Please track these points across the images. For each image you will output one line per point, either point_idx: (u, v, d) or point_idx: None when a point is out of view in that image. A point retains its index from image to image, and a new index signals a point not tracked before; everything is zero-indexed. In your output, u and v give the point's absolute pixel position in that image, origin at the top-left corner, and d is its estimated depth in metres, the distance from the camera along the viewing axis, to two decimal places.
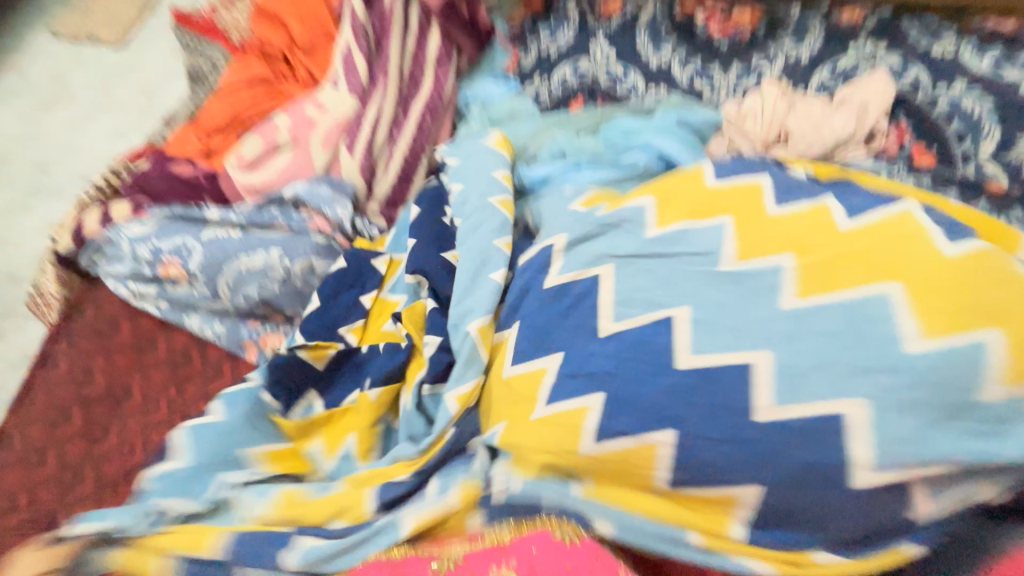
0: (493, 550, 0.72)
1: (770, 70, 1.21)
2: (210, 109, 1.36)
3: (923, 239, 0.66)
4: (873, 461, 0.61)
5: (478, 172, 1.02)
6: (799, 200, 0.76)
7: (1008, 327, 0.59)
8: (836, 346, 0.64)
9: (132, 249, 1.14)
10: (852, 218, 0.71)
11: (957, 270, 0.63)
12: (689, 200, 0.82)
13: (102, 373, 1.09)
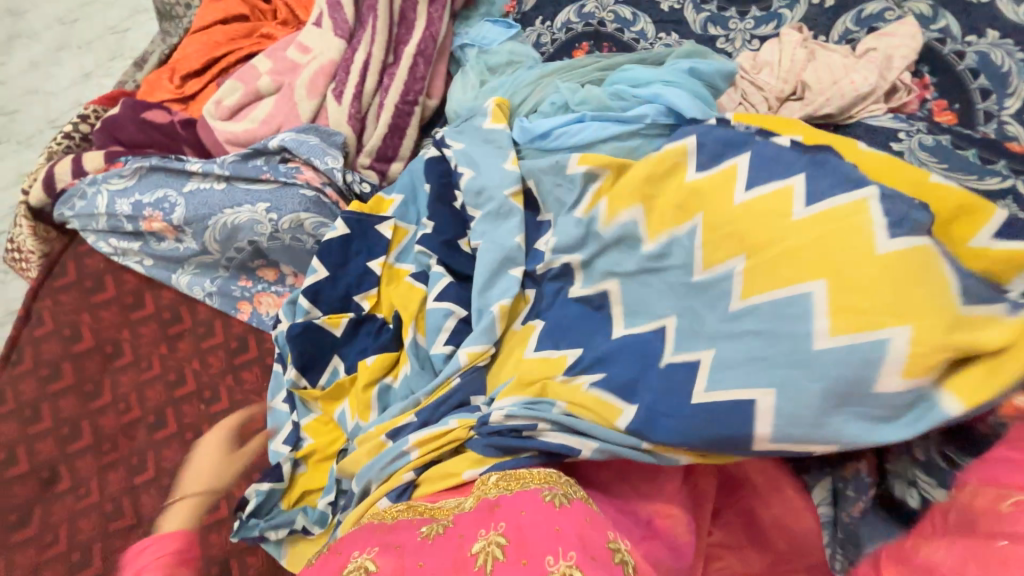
0: (482, 512, 0.64)
1: (791, 17, 1.12)
2: (184, 50, 1.25)
3: (861, 232, 0.60)
4: (770, 435, 0.61)
5: (486, 157, 0.96)
6: (767, 181, 0.68)
7: (920, 324, 0.55)
8: (761, 344, 0.63)
9: (110, 202, 1.08)
10: (808, 207, 0.64)
11: (881, 269, 0.57)
12: (660, 193, 0.76)
13: (90, 330, 1.07)
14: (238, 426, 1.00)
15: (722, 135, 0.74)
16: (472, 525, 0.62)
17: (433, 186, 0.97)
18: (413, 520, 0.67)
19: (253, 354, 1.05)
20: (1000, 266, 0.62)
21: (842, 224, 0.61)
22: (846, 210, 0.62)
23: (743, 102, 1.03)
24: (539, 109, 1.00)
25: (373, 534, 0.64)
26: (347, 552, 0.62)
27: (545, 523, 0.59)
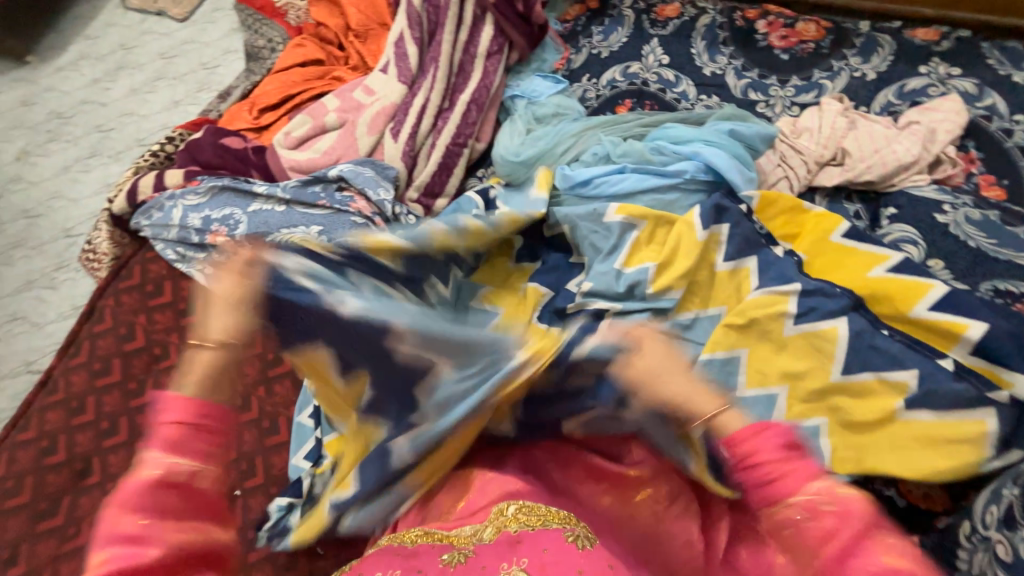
0: (504, 545, 0.63)
1: (832, 86, 1.16)
2: (264, 86, 1.40)
3: (779, 316, 0.79)
4: None
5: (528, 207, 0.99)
6: (755, 277, 0.83)
7: (795, 386, 0.77)
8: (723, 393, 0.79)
9: (183, 216, 1.18)
10: (761, 288, 0.82)
11: (788, 352, 0.78)
12: (689, 269, 0.84)
13: (143, 330, 1.15)
14: (263, 436, 1.03)
15: (741, 232, 0.84)
16: (494, 560, 0.61)
17: None
18: (435, 548, 0.65)
19: (286, 367, 1.10)
20: (937, 334, 0.76)
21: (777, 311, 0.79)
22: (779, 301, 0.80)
23: (782, 165, 1.05)
24: (581, 159, 1.05)
25: (398, 561, 0.64)
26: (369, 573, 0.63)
27: (566, 568, 0.59)
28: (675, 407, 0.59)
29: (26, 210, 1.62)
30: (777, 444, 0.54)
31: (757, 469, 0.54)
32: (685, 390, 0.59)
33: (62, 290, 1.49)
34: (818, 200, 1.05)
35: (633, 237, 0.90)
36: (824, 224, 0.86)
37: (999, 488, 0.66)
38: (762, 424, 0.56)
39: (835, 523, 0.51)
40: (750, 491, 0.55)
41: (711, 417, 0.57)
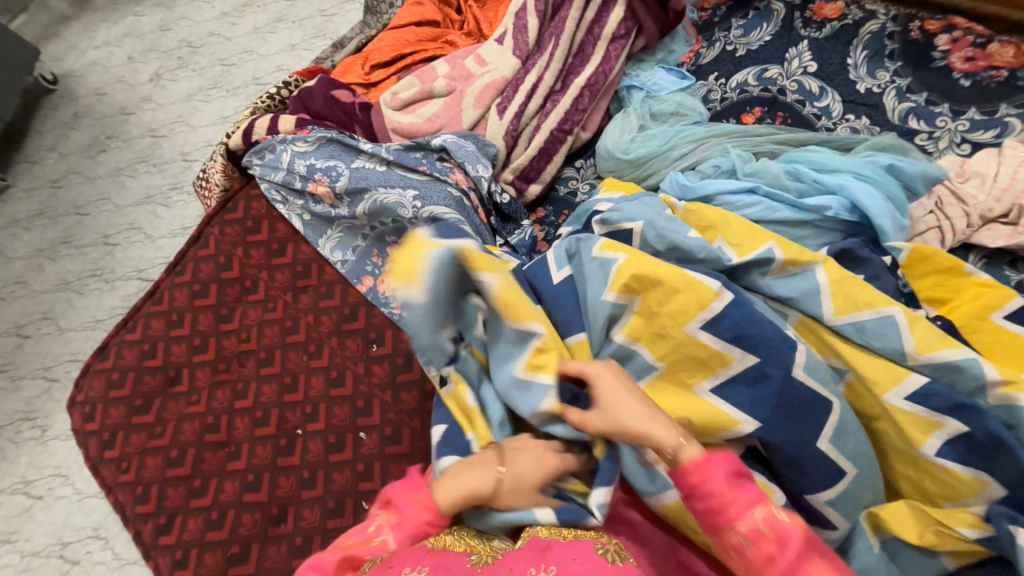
0: (532, 552, 0.60)
1: (1021, 127, 0.97)
2: (379, 42, 1.40)
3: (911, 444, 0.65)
4: (863, 478, 0.66)
5: (654, 212, 0.84)
6: (901, 335, 0.66)
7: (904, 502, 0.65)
8: (848, 444, 0.66)
9: (290, 161, 1.22)
10: (931, 366, 0.65)
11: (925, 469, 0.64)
12: (855, 301, 0.70)
13: (239, 263, 1.26)
14: (330, 385, 1.12)
15: (880, 285, 0.73)
16: (521, 565, 0.58)
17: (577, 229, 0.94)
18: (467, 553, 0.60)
19: (360, 324, 1.15)
20: None
21: (908, 439, 0.65)
22: (920, 424, 0.64)
23: (936, 212, 0.91)
24: (698, 168, 0.95)
25: (426, 556, 0.59)
26: (397, 569, 0.57)
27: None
28: (636, 440, 0.63)
29: (152, 128, 1.77)
30: (734, 462, 0.59)
31: (703, 499, 0.58)
32: (648, 425, 0.62)
33: (173, 210, 1.62)
34: (972, 259, 0.91)
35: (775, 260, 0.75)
36: (985, 298, 0.72)
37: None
38: (710, 455, 0.59)
39: (774, 549, 0.55)
40: (693, 506, 0.59)
41: (670, 454, 0.60)
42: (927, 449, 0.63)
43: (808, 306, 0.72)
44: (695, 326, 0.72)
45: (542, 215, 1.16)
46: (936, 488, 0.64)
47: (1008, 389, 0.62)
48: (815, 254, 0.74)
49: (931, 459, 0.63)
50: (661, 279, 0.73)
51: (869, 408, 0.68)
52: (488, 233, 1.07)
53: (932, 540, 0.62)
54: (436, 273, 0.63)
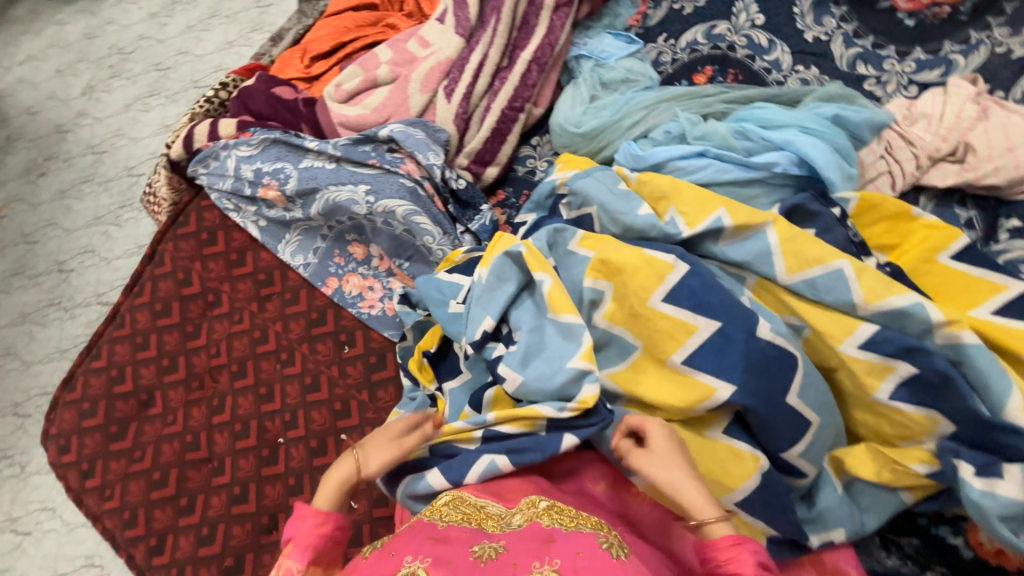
0: (536, 545, 0.59)
1: (964, 63, 0.97)
2: (317, 32, 1.34)
3: (866, 391, 0.66)
4: (823, 427, 0.68)
5: (608, 191, 0.85)
6: (850, 286, 0.67)
7: (864, 448, 0.67)
8: (806, 395, 0.68)
9: (236, 167, 1.17)
10: (883, 315, 0.66)
11: (879, 414, 0.66)
12: (805, 258, 0.70)
13: (198, 277, 1.22)
14: (306, 391, 1.10)
15: (830, 238, 0.74)
16: (524, 555, 0.58)
17: (542, 215, 0.95)
18: (466, 532, 0.63)
19: (329, 327, 1.13)
20: None
21: (864, 386, 0.66)
22: (872, 371, 0.66)
23: (886, 157, 0.92)
24: (650, 136, 0.93)
25: (428, 542, 0.61)
26: (400, 558, 0.59)
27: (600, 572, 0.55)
28: (671, 494, 0.63)
29: (92, 145, 1.68)
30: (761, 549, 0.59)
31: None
32: (685, 484, 0.63)
33: (126, 229, 1.56)
34: (923, 201, 0.92)
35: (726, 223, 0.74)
36: (932, 240, 0.73)
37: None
38: (740, 538, 0.60)
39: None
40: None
41: (701, 522, 0.60)
42: (881, 394, 0.65)
43: (760, 268, 0.72)
44: (657, 299, 0.73)
45: (502, 197, 1.14)
46: (891, 431, 0.66)
47: (953, 327, 0.62)
48: (765, 214, 0.74)
49: (886, 403, 0.65)
50: (623, 261, 0.76)
51: (826, 360, 0.69)
52: (447, 222, 1.05)
53: (890, 477, 0.65)
54: (507, 262, 0.85)
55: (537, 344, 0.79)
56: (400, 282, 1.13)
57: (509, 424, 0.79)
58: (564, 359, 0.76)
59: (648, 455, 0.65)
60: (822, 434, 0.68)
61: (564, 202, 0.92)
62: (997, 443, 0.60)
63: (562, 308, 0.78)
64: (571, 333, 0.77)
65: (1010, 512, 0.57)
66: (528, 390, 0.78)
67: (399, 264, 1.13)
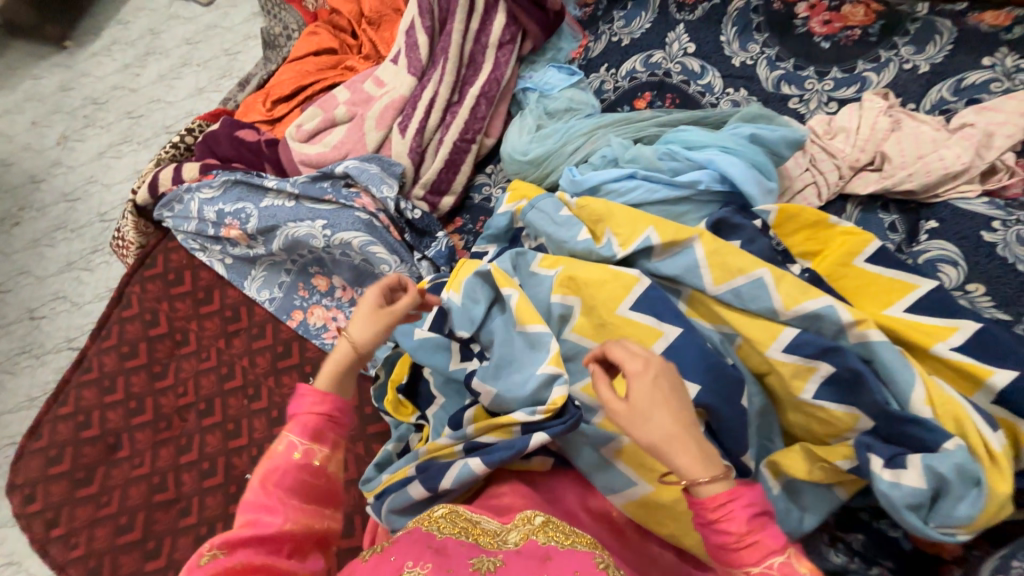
0: (533, 562, 0.61)
1: (877, 80, 1.04)
2: (279, 77, 1.40)
3: (795, 394, 0.69)
4: (751, 431, 0.72)
5: (553, 218, 0.89)
6: (770, 292, 0.71)
7: (797, 450, 0.69)
8: (738, 402, 0.70)
9: (199, 209, 1.21)
10: (803, 319, 0.69)
11: (806, 413, 0.69)
12: (730, 269, 0.74)
13: (165, 318, 1.24)
14: (272, 425, 1.11)
15: (754, 249, 0.78)
16: (522, 571, 0.60)
17: (506, 245, 1.01)
18: (465, 545, 0.64)
19: (294, 360, 1.15)
20: (952, 376, 0.65)
21: (791, 388, 0.69)
22: (797, 374, 0.69)
23: (810, 169, 0.98)
24: (589, 161, 0.98)
25: (430, 552, 0.62)
26: (400, 564, 0.61)
27: None
28: (660, 458, 0.58)
29: (65, 193, 1.71)
30: (757, 500, 0.57)
31: (720, 534, 0.57)
32: (673, 447, 0.57)
33: (97, 273, 1.58)
34: (849, 209, 0.97)
35: (657, 240, 0.78)
36: (849, 244, 0.77)
37: (1008, 558, 0.56)
38: (736, 492, 0.57)
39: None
40: (707, 535, 0.58)
41: (693, 484, 0.57)
42: (806, 396, 0.68)
43: (690, 281, 0.76)
44: (626, 308, 0.77)
45: (460, 224, 1.18)
46: (822, 430, 0.69)
47: (862, 326, 0.66)
48: (692, 229, 0.78)
49: (812, 402, 0.68)
50: (590, 277, 0.80)
51: (757, 365, 0.72)
52: (404, 250, 1.08)
53: (821, 476, 0.66)
54: (475, 281, 0.87)
55: (506, 356, 0.82)
56: None
57: (489, 434, 0.81)
58: (534, 369, 0.79)
59: (636, 420, 0.58)
60: (753, 437, 0.72)
61: (524, 234, 0.98)
62: (907, 436, 0.62)
63: (529, 319, 0.82)
64: (539, 341, 0.80)
65: (916, 500, 0.59)
66: (501, 401, 0.80)
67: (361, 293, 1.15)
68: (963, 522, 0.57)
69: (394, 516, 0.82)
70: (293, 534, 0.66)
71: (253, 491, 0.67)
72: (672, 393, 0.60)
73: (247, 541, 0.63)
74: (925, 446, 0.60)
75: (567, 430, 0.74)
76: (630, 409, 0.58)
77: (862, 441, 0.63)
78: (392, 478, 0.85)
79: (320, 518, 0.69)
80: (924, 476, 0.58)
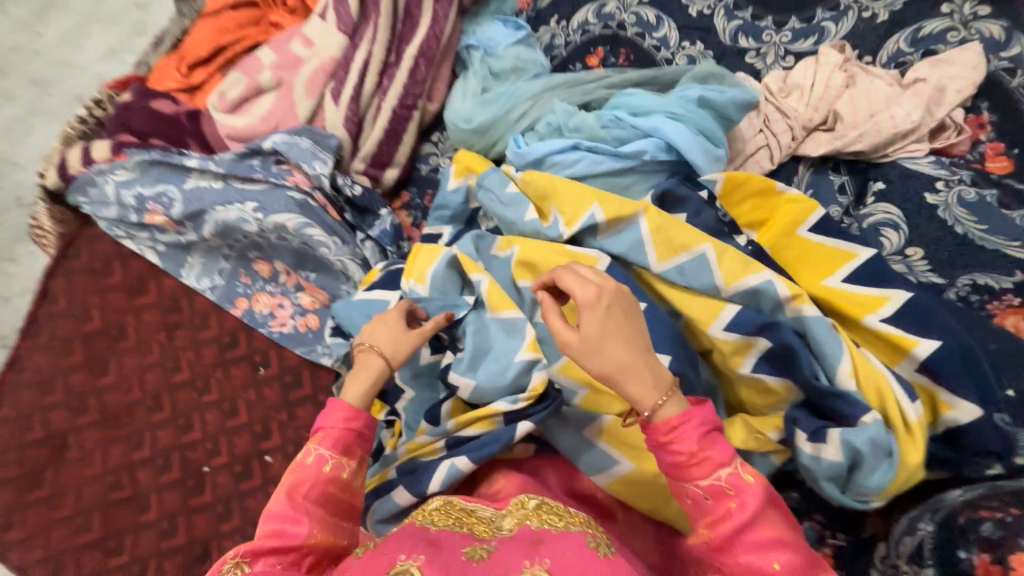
0: (526, 545, 0.62)
1: (835, 30, 0.99)
2: (194, 36, 1.25)
3: (737, 371, 0.70)
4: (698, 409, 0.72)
5: (502, 198, 0.85)
6: (713, 269, 0.69)
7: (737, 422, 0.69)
8: (683, 381, 0.70)
9: (116, 194, 1.11)
10: (743, 296, 0.69)
11: (748, 387, 0.70)
12: (674, 246, 0.72)
13: (98, 313, 1.15)
14: (225, 418, 1.08)
15: (700, 222, 0.75)
16: (516, 555, 0.60)
17: (463, 226, 0.97)
18: (459, 535, 0.64)
19: (243, 350, 1.11)
20: (882, 348, 0.66)
21: (730, 364, 0.70)
22: (736, 351, 0.69)
23: (764, 130, 0.95)
24: (535, 129, 0.92)
25: (424, 545, 0.61)
26: (393, 556, 0.60)
27: (590, 571, 0.58)
28: (614, 387, 0.63)
29: None
30: (707, 418, 0.62)
31: (672, 454, 0.61)
32: (626, 376, 0.62)
33: (23, 264, 1.46)
34: (801, 170, 0.94)
35: (602, 218, 0.75)
36: (794, 213, 0.76)
37: (914, 520, 0.60)
38: (688, 414, 0.62)
39: (733, 505, 0.60)
40: (661, 455, 0.62)
41: (647, 411, 0.62)
42: (746, 370, 0.69)
43: (633, 260, 0.74)
44: None
45: (407, 198, 1.12)
46: (762, 400, 0.69)
47: (798, 301, 0.66)
48: (637, 203, 0.75)
49: (752, 376, 0.69)
50: (545, 262, 0.78)
51: (701, 343, 0.72)
52: (345, 231, 1.01)
53: (755, 445, 0.68)
54: (439, 271, 0.87)
55: (482, 346, 0.81)
56: (310, 296, 1.11)
57: (471, 427, 0.80)
58: (512, 356, 0.79)
59: (589, 353, 0.63)
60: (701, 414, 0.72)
61: (482, 214, 0.95)
62: (834, 410, 0.63)
63: (502, 305, 0.81)
64: (515, 326, 0.80)
65: (834, 472, 0.62)
66: (481, 392, 0.79)
67: (305, 277, 1.11)
68: (876, 490, 0.60)
69: (385, 520, 0.80)
70: (316, 547, 0.64)
71: (278, 500, 0.66)
72: (623, 324, 0.63)
73: (269, 550, 0.62)
74: (846, 419, 0.62)
75: (550, 416, 0.76)
76: (582, 338, 0.63)
77: (790, 415, 0.64)
78: (375, 482, 0.83)
79: (342, 534, 0.67)
80: (842, 451, 0.61)
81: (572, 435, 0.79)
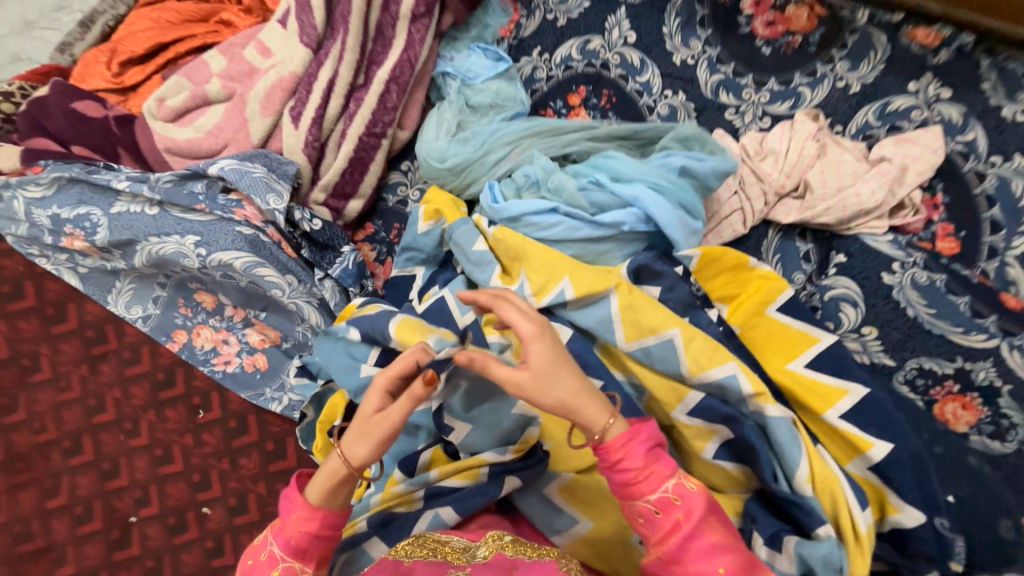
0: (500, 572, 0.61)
1: (811, 96, 0.98)
2: (129, 27, 1.10)
3: (697, 456, 0.70)
4: None
5: (473, 252, 0.81)
6: (681, 356, 0.69)
7: None
8: None
9: (27, 211, 0.98)
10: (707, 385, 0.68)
11: (710, 468, 0.70)
12: (644, 327, 0.70)
13: (6, 341, 1.01)
14: (157, 465, 0.97)
15: (674, 298, 0.74)
16: None
17: (431, 269, 0.90)
18: (432, 565, 0.62)
19: (180, 391, 1.00)
20: (836, 443, 0.69)
21: (693, 448, 0.70)
22: (697, 436, 0.69)
23: (739, 193, 0.95)
24: (512, 177, 0.88)
25: None
26: None
27: None
28: (566, 415, 0.59)
29: None
30: (653, 434, 0.60)
31: (622, 471, 0.59)
32: (577, 402, 0.59)
33: None
34: (770, 234, 0.96)
35: (573, 291, 0.73)
36: (764, 293, 0.76)
37: None
38: (634, 431, 0.59)
39: (681, 516, 0.58)
40: (611, 475, 0.60)
41: (597, 434, 0.59)
42: (708, 456, 0.69)
43: (602, 337, 0.72)
44: None
45: (371, 230, 1.04)
46: (719, 481, 0.70)
47: (760, 399, 0.66)
48: (610, 278, 0.73)
49: (713, 462, 0.69)
50: None
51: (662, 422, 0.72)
52: (301, 269, 0.94)
53: None
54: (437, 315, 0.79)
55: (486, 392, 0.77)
56: (259, 334, 1.02)
57: (453, 478, 0.76)
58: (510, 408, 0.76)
59: (543, 382, 0.58)
60: None
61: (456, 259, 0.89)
62: (794, 515, 0.65)
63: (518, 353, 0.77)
64: None
65: None
66: (471, 440, 0.77)
67: (256, 314, 1.03)
68: None
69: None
70: None
71: None
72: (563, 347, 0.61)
73: None
74: (804, 529, 0.64)
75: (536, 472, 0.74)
76: (533, 372, 0.58)
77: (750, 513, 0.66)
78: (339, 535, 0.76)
79: None
80: (796, 563, 0.62)
81: (533, 495, 0.76)
